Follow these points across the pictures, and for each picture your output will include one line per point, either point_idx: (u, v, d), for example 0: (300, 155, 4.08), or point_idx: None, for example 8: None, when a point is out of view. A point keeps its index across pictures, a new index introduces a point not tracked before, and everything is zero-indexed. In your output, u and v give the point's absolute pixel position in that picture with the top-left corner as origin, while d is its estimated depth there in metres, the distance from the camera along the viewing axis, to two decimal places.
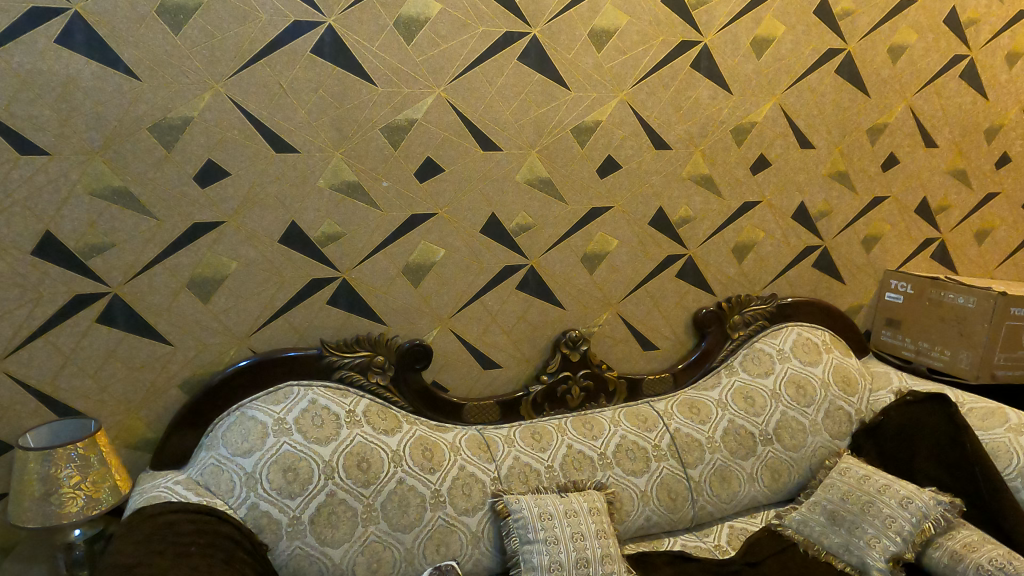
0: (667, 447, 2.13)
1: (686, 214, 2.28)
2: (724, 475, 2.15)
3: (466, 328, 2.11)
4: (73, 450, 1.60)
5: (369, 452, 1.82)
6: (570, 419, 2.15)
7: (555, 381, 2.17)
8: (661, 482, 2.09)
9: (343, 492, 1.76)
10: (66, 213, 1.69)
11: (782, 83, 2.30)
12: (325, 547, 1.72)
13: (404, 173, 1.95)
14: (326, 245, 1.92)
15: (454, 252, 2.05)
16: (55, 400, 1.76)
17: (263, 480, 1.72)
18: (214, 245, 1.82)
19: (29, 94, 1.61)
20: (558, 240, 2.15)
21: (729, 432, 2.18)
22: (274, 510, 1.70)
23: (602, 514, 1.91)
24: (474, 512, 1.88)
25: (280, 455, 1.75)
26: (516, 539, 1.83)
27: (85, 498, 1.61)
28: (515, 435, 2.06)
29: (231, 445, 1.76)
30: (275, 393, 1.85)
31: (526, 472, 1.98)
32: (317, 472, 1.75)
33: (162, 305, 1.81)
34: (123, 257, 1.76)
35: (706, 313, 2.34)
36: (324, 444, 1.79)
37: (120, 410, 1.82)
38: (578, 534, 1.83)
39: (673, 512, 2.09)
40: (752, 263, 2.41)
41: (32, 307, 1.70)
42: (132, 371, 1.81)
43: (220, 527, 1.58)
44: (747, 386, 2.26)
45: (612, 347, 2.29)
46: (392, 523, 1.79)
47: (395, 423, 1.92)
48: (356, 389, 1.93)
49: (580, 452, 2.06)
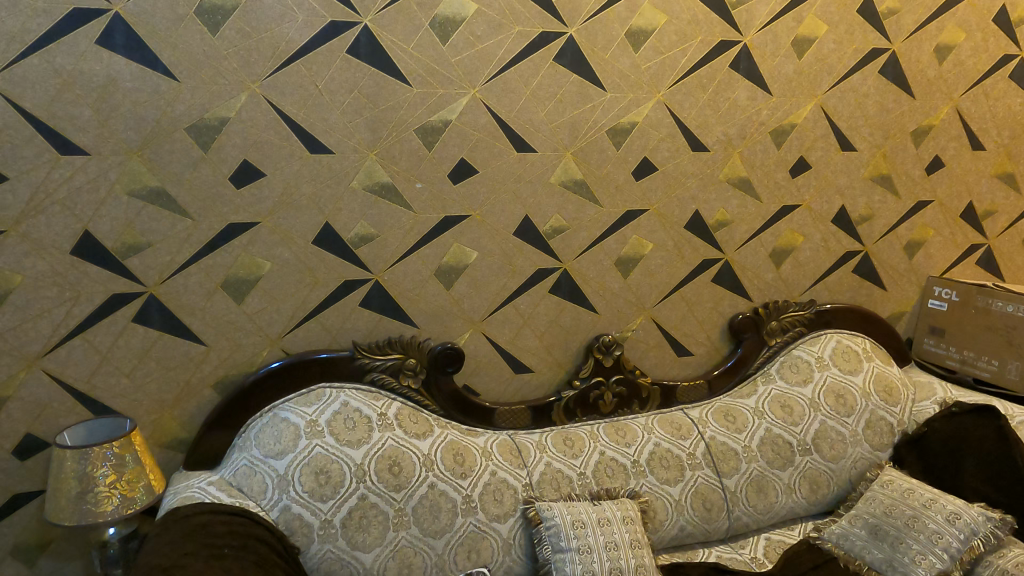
0: (702, 455, 2.09)
1: (723, 217, 2.24)
2: (761, 485, 2.10)
3: (498, 332, 2.08)
4: (108, 449, 1.60)
5: (401, 456, 1.81)
6: (603, 425, 2.11)
7: (588, 387, 2.14)
8: (695, 491, 2.04)
9: (375, 495, 1.75)
10: (104, 213, 1.70)
11: (823, 84, 2.24)
12: (357, 551, 1.70)
13: (439, 175, 1.94)
14: (359, 246, 1.91)
15: (487, 254, 2.03)
16: (92, 399, 1.77)
17: (295, 482, 1.71)
18: (249, 246, 1.82)
19: (70, 94, 1.63)
20: (592, 243, 2.12)
21: (766, 441, 2.13)
22: (306, 513, 1.69)
23: (636, 523, 1.87)
24: (506, 518, 1.85)
25: (313, 458, 1.74)
26: (548, 547, 1.80)
27: (120, 497, 1.61)
28: (547, 440, 2.03)
29: (264, 447, 1.75)
30: (307, 394, 1.84)
31: (559, 479, 1.95)
32: (349, 475, 1.74)
33: (197, 306, 1.81)
34: (159, 258, 1.76)
35: (743, 319, 2.29)
36: (356, 447, 1.78)
37: (155, 409, 1.82)
38: (611, 543, 1.80)
39: (708, 522, 2.04)
40: (791, 268, 2.35)
41: (70, 306, 1.72)
42: (167, 371, 1.82)
43: (253, 529, 1.57)
44: (785, 395, 2.21)
45: (646, 353, 2.25)
46: (423, 528, 1.77)
47: (427, 426, 1.91)
48: (387, 392, 1.92)
49: (613, 460, 2.02)
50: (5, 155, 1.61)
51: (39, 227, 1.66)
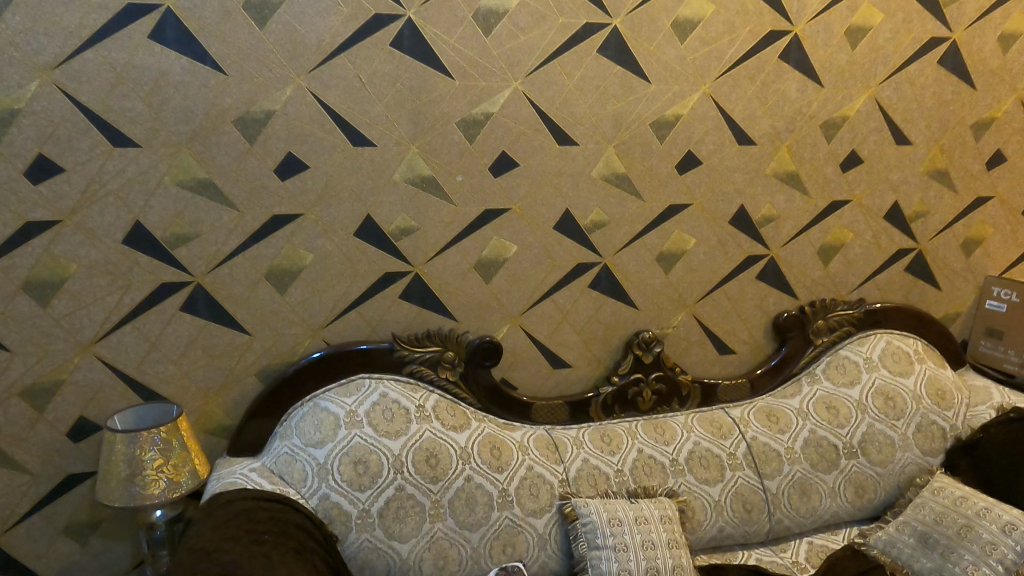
0: (743, 456, 2.06)
1: (770, 213, 2.18)
2: (804, 488, 2.05)
3: (537, 327, 2.07)
4: (157, 433, 1.65)
5: (438, 448, 1.81)
6: (641, 422, 2.10)
7: (626, 383, 2.12)
8: (736, 492, 2.01)
9: (412, 486, 1.76)
10: (153, 204, 1.75)
11: (878, 74, 2.16)
12: (394, 542, 1.71)
13: (480, 168, 1.93)
14: (400, 239, 1.92)
15: (527, 248, 2.02)
16: (142, 384, 1.83)
17: (334, 471, 1.73)
18: (292, 237, 1.85)
19: (122, 88, 1.67)
20: (633, 238, 2.09)
21: (810, 443, 2.08)
22: (344, 502, 1.70)
23: (674, 522, 1.85)
24: (542, 513, 1.85)
25: (352, 448, 1.75)
26: (584, 543, 1.79)
27: (167, 481, 1.65)
28: (584, 437, 2.02)
29: (305, 436, 1.78)
30: (347, 385, 1.86)
31: (596, 476, 1.94)
32: (387, 466, 1.75)
33: (241, 296, 1.85)
34: (206, 248, 1.80)
35: (788, 317, 2.23)
36: (394, 438, 1.79)
37: (200, 396, 1.87)
38: (648, 542, 1.78)
39: (748, 524, 2.00)
40: (839, 266, 2.28)
41: (122, 294, 1.77)
42: (212, 359, 1.86)
43: (294, 516, 1.59)
44: (831, 396, 2.15)
45: (687, 350, 2.21)
46: (459, 521, 1.77)
47: (464, 419, 1.91)
48: (426, 384, 1.93)
49: (651, 458, 2.01)
50: (62, 147, 1.66)
51: (93, 217, 1.71)
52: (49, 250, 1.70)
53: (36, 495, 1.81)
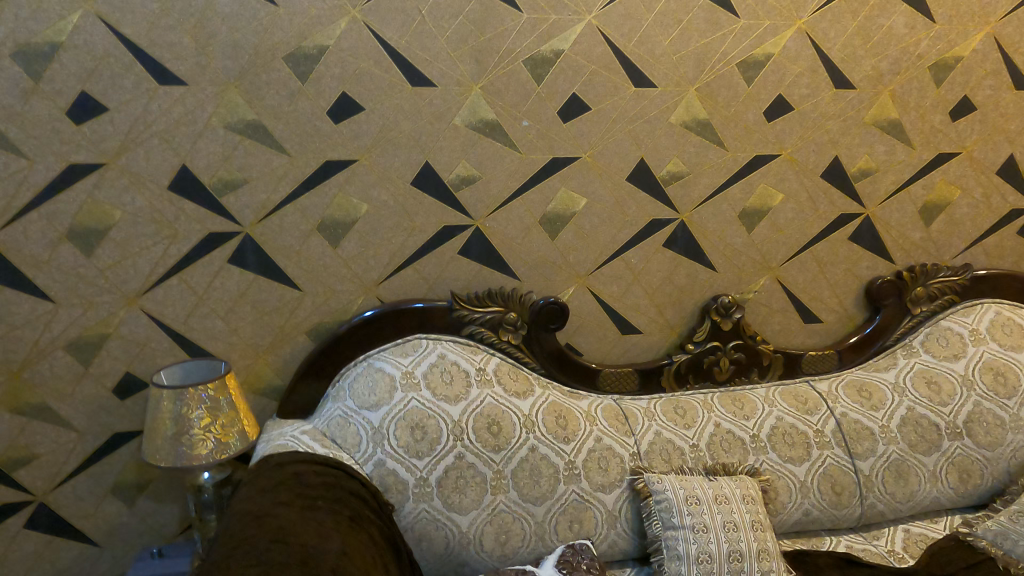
0: (832, 433, 1.88)
1: (867, 165, 1.96)
2: (901, 470, 1.86)
3: (606, 288, 1.91)
4: (204, 391, 1.54)
5: (500, 415, 1.67)
6: (718, 395, 1.93)
7: (703, 352, 1.94)
8: (824, 473, 1.84)
9: (473, 455, 1.62)
10: (200, 147, 1.63)
11: (998, 9, 1.91)
12: (453, 513, 1.58)
13: (548, 112, 1.76)
14: (460, 189, 1.77)
15: (597, 201, 1.85)
16: (189, 340, 1.73)
17: (390, 436, 1.58)
18: (346, 185, 1.71)
19: (167, 20, 1.55)
20: (714, 192, 1.90)
21: (908, 421, 1.89)
22: (401, 470, 1.56)
23: (757, 503, 1.69)
24: (611, 489, 1.70)
25: (408, 412, 1.61)
26: (658, 522, 1.65)
27: (215, 442, 1.55)
28: (656, 408, 1.87)
29: (358, 397, 1.63)
30: (403, 345, 1.73)
31: (669, 450, 1.79)
32: (446, 431, 1.61)
33: (292, 248, 1.73)
34: (254, 196, 1.68)
35: (883, 283, 2.02)
36: (453, 403, 1.65)
37: (249, 354, 1.77)
38: (730, 524, 1.63)
39: (837, 508, 1.82)
40: (944, 227, 2.05)
41: (168, 244, 1.68)
42: (262, 315, 1.75)
43: (348, 483, 1.46)
44: (931, 370, 1.95)
45: (769, 317, 2.02)
46: (523, 494, 1.64)
47: (528, 386, 1.77)
48: (486, 347, 1.78)
49: (730, 433, 1.85)
50: (105, 84, 1.56)
51: (137, 161, 1.61)
52: (93, 195, 1.61)
53: (83, 453, 1.75)
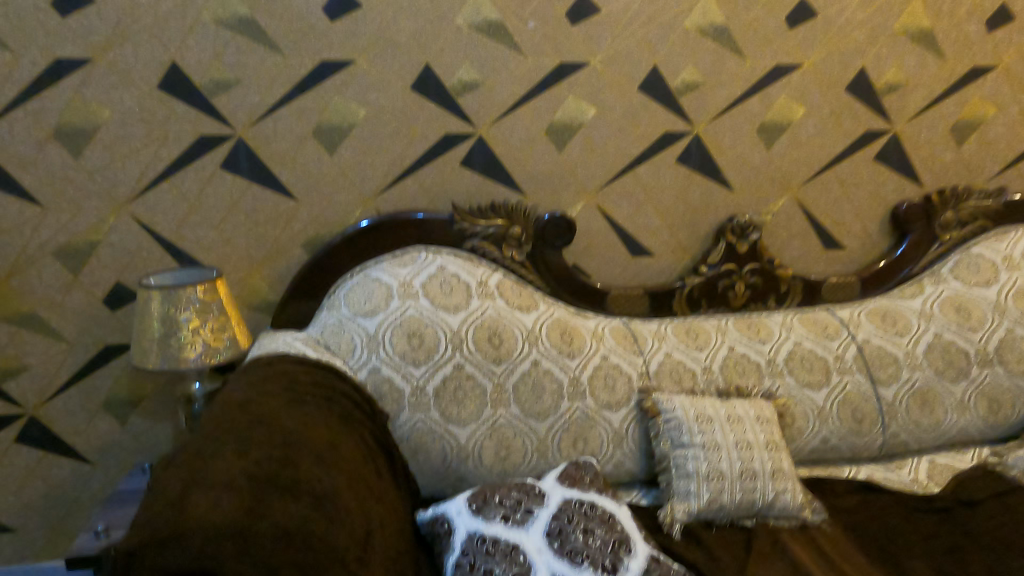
0: (853, 359, 1.78)
1: (896, 79, 1.84)
2: (927, 398, 1.76)
3: (615, 206, 1.82)
4: (193, 293, 1.48)
5: (502, 328, 1.59)
6: (732, 320, 1.84)
7: (717, 275, 1.84)
8: (844, 399, 1.74)
9: (472, 366, 1.54)
10: (190, 44, 1.56)
11: None
12: (451, 425, 1.51)
13: (555, 13, 1.67)
14: (463, 95, 1.68)
15: (607, 111, 1.75)
16: (180, 250, 1.67)
17: (386, 343, 1.51)
18: (343, 88, 1.64)
19: None
20: (731, 104, 1.80)
21: (934, 348, 1.79)
22: (396, 377, 1.49)
23: (772, 424, 1.61)
24: (618, 407, 1.63)
25: (405, 319, 1.54)
26: (667, 441, 1.57)
27: (204, 346, 1.49)
28: (667, 331, 1.78)
29: (353, 306, 1.56)
30: (401, 256, 1.65)
31: (680, 371, 1.71)
32: (445, 341, 1.54)
33: (287, 154, 1.66)
34: (248, 98, 1.61)
35: (910, 207, 1.91)
36: (453, 313, 1.57)
37: (242, 266, 1.70)
38: (743, 442, 1.54)
39: (857, 436, 1.73)
40: (976, 148, 1.93)
41: (158, 147, 1.61)
42: (256, 225, 1.69)
43: (340, 385, 1.39)
44: (961, 297, 1.84)
45: (788, 242, 1.91)
46: (524, 408, 1.56)
47: (531, 302, 1.68)
48: (488, 262, 1.70)
49: (744, 357, 1.76)
50: None
51: (125, 57, 1.55)
52: (80, 93, 1.55)
53: (73, 366, 1.71)
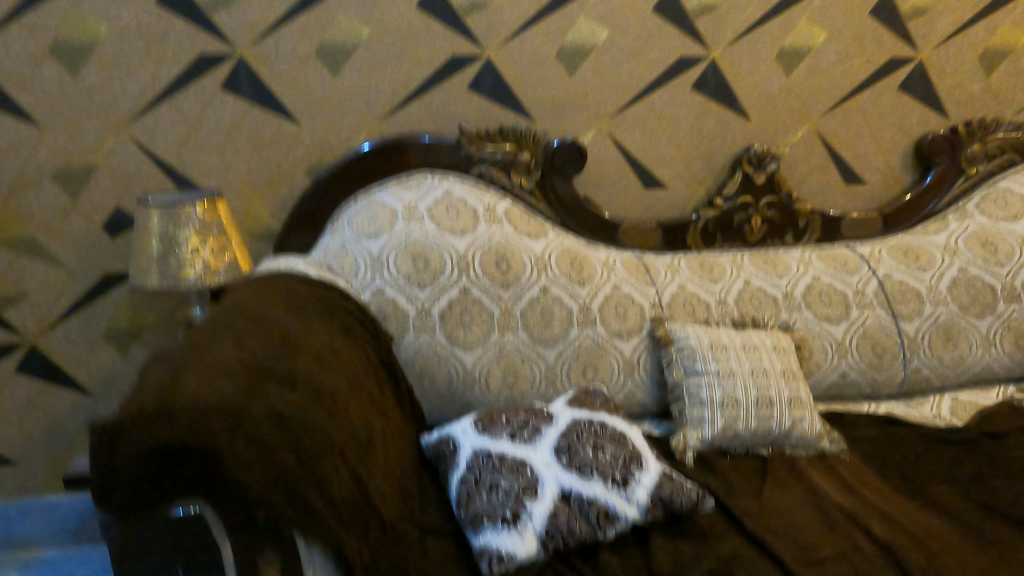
0: (874, 294, 1.72)
1: (922, 2, 1.77)
2: (951, 334, 1.70)
3: (628, 135, 1.76)
4: (193, 211, 1.44)
5: (509, 253, 1.54)
6: (748, 254, 1.77)
7: (733, 208, 1.78)
8: (864, 334, 1.68)
9: (479, 290, 1.50)
10: None
11: None
12: (457, 349, 1.47)
13: None
14: (471, 15, 1.62)
15: (620, 34, 1.69)
16: (181, 175, 1.63)
17: (390, 265, 1.46)
18: (346, 5, 1.58)
19: None
20: (749, 28, 1.73)
21: (959, 283, 1.72)
22: (401, 299, 1.45)
23: (789, 354, 1.55)
24: (629, 337, 1.58)
25: (410, 241, 1.49)
26: (680, 370, 1.52)
27: (204, 266, 1.45)
28: (681, 263, 1.72)
29: (357, 228, 1.52)
30: (406, 181, 1.60)
31: (694, 303, 1.65)
32: (451, 264, 1.49)
33: (289, 75, 1.61)
34: (248, 15, 1.56)
35: (935, 139, 1.83)
36: (459, 236, 1.52)
37: (244, 193, 1.66)
38: (759, 371, 1.49)
39: (878, 371, 1.68)
40: (1004, 78, 1.86)
41: (156, 66, 1.56)
42: (257, 150, 1.64)
43: (343, 302, 1.35)
44: (987, 231, 1.77)
45: (806, 175, 1.85)
46: (533, 335, 1.52)
47: (540, 229, 1.63)
48: (496, 189, 1.65)
49: (760, 290, 1.70)
50: None
51: None
52: (76, 6, 1.50)
53: (73, 294, 1.68)
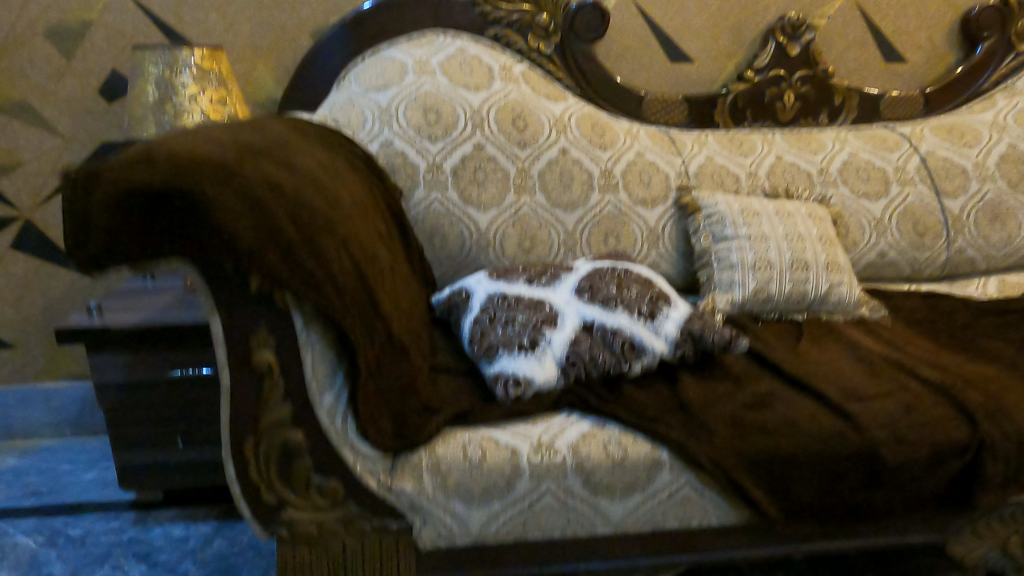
0: (915, 171, 1.60)
1: None
2: (998, 212, 1.59)
3: (653, 3, 1.66)
4: (191, 57, 1.35)
5: (526, 111, 1.44)
6: (780, 133, 1.66)
7: (765, 82, 1.66)
8: (904, 211, 1.58)
9: (494, 148, 1.40)
10: None
11: None
12: (470, 209, 1.38)
13: None
14: None
15: None
16: (180, 36, 1.55)
17: (400, 116, 1.37)
18: None
19: None
20: None
21: (1008, 159, 1.61)
22: (410, 152, 1.36)
23: (826, 222, 1.46)
24: (653, 205, 1.48)
25: (421, 94, 1.39)
26: (708, 237, 1.42)
27: (203, 117, 1.37)
28: (709, 138, 1.61)
29: (365, 82, 1.42)
30: (417, 39, 1.50)
31: (723, 175, 1.55)
32: (464, 118, 1.39)
33: None
34: None
35: (982, 12, 1.71)
36: (473, 92, 1.42)
37: (247, 57, 1.58)
38: (794, 235, 1.39)
39: (919, 250, 1.58)
40: None
41: None
42: (260, 10, 1.55)
43: (349, 144, 1.25)
44: None
45: (843, 52, 1.75)
46: (551, 198, 1.42)
47: (560, 93, 1.53)
48: (512, 53, 1.55)
49: (794, 166, 1.59)
50: None
51: None
52: None
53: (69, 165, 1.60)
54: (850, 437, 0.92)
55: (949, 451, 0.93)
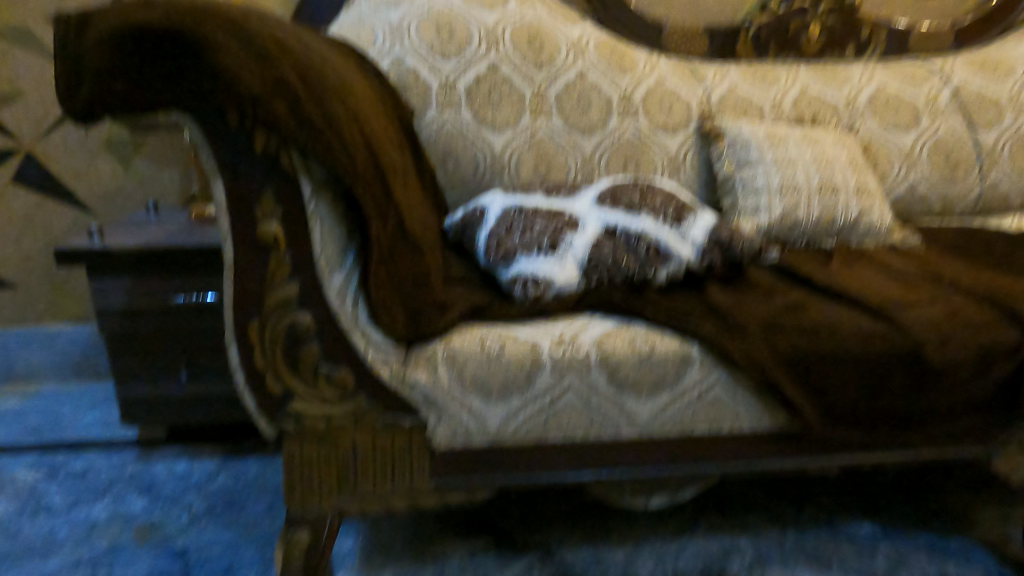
0: (947, 103, 1.54)
1: None
2: None
3: None
4: None
5: (543, 32, 1.38)
6: (806, 67, 1.58)
7: (789, 12, 1.59)
8: (936, 143, 1.51)
9: (509, 68, 1.34)
10: None
11: None
12: (485, 130, 1.33)
13: None
14: None
15: None
16: None
17: (412, 33, 1.31)
18: None
19: None
20: None
21: None
22: (423, 70, 1.30)
23: (854, 148, 1.41)
24: (675, 132, 1.42)
25: (434, 11, 1.33)
26: (731, 163, 1.37)
27: None
28: (732, 69, 1.54)
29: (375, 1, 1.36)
30: None
31: (746, 105, 1.49)
32: (479, 36, 1.34)
33: None
34: None
35: None
36: (488, 12, 1.36)
37: None
38: (822, 159, 1.34)
39: (951, 184, 1.52)
40: None
41: None
42: None
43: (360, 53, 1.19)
44: None
45: None
46: (569, 121, 1.37)
47: (576, 18, 1.46)
48: None
49: (820, 97, 1.52)
50: None
51: None
52: None
53: None
54: (893, 337, 0.86)
55: (997, 352, 0.88)
